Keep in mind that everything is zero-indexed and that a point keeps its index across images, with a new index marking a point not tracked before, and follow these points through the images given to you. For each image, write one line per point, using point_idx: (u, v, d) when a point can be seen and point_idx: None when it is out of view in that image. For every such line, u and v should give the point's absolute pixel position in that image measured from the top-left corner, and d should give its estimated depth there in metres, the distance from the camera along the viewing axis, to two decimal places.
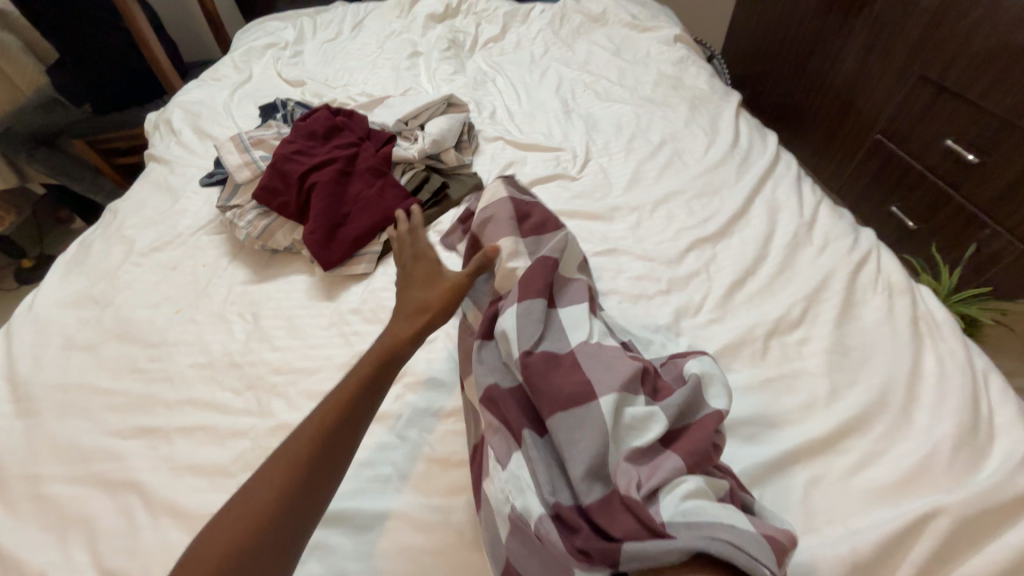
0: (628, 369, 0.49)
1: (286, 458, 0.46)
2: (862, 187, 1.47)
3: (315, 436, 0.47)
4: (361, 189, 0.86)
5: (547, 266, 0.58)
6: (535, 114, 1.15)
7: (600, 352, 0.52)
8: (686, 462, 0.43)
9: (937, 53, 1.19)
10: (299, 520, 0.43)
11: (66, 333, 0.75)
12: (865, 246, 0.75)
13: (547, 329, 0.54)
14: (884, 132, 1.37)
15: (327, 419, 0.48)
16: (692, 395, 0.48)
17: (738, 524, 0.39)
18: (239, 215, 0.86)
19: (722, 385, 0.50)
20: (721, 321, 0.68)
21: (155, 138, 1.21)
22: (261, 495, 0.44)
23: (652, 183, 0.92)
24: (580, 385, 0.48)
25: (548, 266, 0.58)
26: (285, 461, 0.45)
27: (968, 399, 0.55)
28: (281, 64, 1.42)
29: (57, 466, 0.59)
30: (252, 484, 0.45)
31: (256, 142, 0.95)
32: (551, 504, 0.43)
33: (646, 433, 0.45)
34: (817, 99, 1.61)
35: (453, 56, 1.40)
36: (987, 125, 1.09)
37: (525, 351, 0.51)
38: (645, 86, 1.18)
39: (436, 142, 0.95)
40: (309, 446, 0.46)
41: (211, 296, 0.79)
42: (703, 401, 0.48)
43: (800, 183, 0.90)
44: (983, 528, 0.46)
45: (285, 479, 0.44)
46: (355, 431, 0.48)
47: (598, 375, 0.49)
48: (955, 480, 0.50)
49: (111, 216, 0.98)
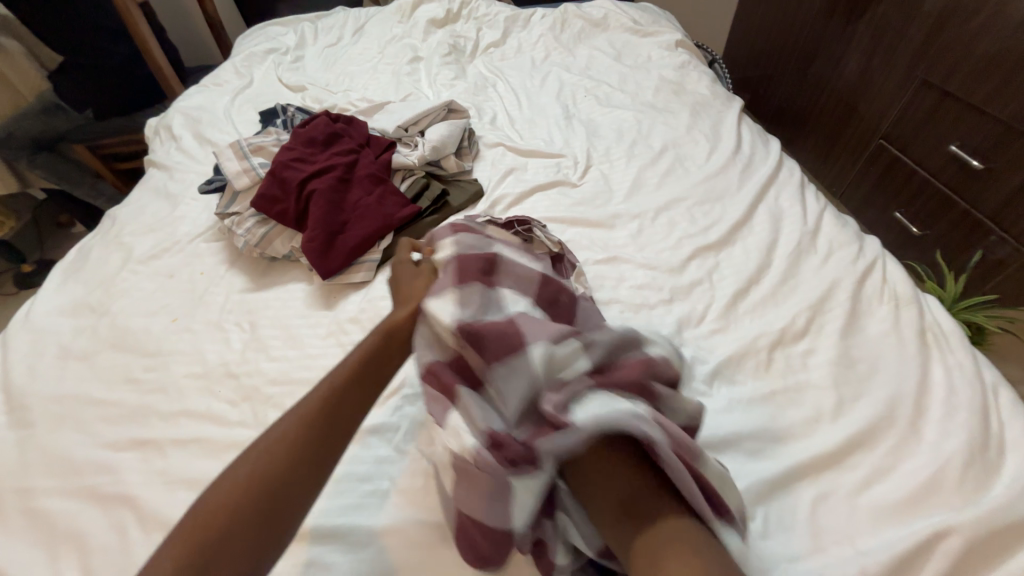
0: (559, 326, 0.50)
1: (277, 442, 0.44)
2: (865, 192, 1.46)
3: (308, 421, 0.45)
4: (360, 196, 0.86)
5: (484, 257, 0.58)
6: (536, 120, 1.14)
7: (540, 324, 0.51)
8: (597, 381, 0.46)
9: (942, 58, 1.17)
10: (292, 509, 0.41)
11: (61, 343, 0.74)
12: (870, 255, 0.74)
13: (489, 307, 0.53)
14: (888, 137, 1.36)
15: (321, 403, 0.47)
16: (619, 339, 0.50)
17: (640, 417, 0.42)
18: (238, 222, 0.86)
19: (656, 344, 0.52)
20: (724, 331, 0.67)
21: (154, 144, 1.21)
22: (253, 480, 0.41)
23: (653, 190, 0.91)
24: (512, 340, 0.48)
25: (484, 258, 0.58)
26: (277, 446, 0.43)
27: (977, 414, 0.54)
28: (282, 70, 1.42)
29: (50, 480, 0.58)
30: (239, 470, 0.42)
31: (255, 148, 0.94)
32: (484, 430, 0.43)
33: (571, 365, 0.46)
34: (820, 104, 1.60)
35: (453, 61, 1.40)
36: (992, 130, 1.08)
37: (460, 324, 0.49)
38: (647, 92, 1.17)
39: (436, 148, 0.94)
40: (304, 430, 0.45)
41: (209, 304, 0.79)
42: (631, 350, 0.50)
43: (804, 189, 0.89)
44: (995, 549, 0.44)
45: (277, 465, 0.42)
46: (352, 418, 0.47)
47: (531, 331, 0.49)
48: (964, 499, 0.48)
49: (109, 222, 0.97)
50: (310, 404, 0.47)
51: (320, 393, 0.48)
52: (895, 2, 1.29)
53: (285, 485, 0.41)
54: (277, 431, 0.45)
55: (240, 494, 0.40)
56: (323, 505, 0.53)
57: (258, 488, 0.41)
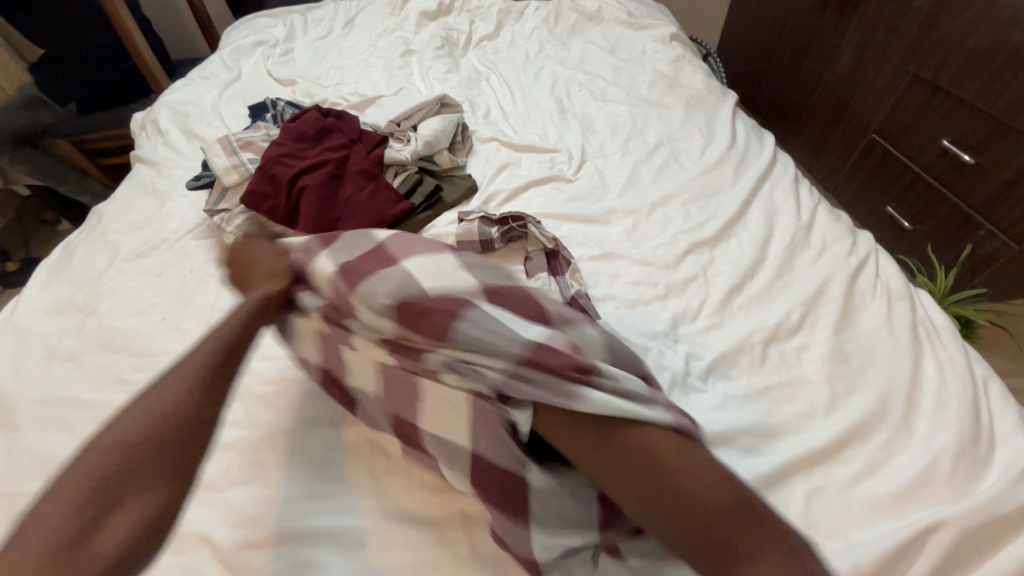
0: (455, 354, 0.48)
1: (162, 404, 0.35)
2: (857, 187, 1.47)
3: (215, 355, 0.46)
4: (352, 192, 0.84)
5: None
6: (530, 115, 1.13)
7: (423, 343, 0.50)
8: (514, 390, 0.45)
9: (933, 52, 1.18)
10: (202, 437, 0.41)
11: (47, 344, 0.73)
12: (863, 250, 0.75)
13: None
14: (880, 132, 1.36)
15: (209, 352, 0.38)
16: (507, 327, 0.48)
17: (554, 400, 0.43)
18: (227, 219, 0.84)
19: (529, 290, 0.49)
20: (719, 327, 0.67)
21: (141, 139, 1.18)
22: (122, 445, 0.33)
23: (648, 185, 0.90)
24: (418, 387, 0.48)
25: None
26: (156, 406, 0.35)
27: (968, 408, 0.55)
28: (271, 63, 1.39)
29: (37, 483, 0.57)
30: (102, 437, 0.34)
31: (244, 144, 0.92)
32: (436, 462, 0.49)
33: None
34: (813, 98, 1.60)
35: (446, 55, 1.38)
36: (982, 125, 1.09)
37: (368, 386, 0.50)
38: (641, 86, 1.16)
39: (429, 143, 0.93)
40: (186, 379, 0.37)
41: (199, 303, 0.77)
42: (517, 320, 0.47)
43: (797, 185, 0.89)
44: (985, 541, 0.45)
45: (153, 428, 0.34)
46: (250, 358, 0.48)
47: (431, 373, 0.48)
48: (955, 491, 0.49)
49: (94, 220, 0.95)
50: (196, 353, 0.38)
51: (206, 341, 0.39)
52: None
53: (161, 451, 0.34)
54: (153, 389, 0.36)
55: (103, 461, 0.33)
56: (317, 507, 0.53)
57: (135, 446, 0.33)
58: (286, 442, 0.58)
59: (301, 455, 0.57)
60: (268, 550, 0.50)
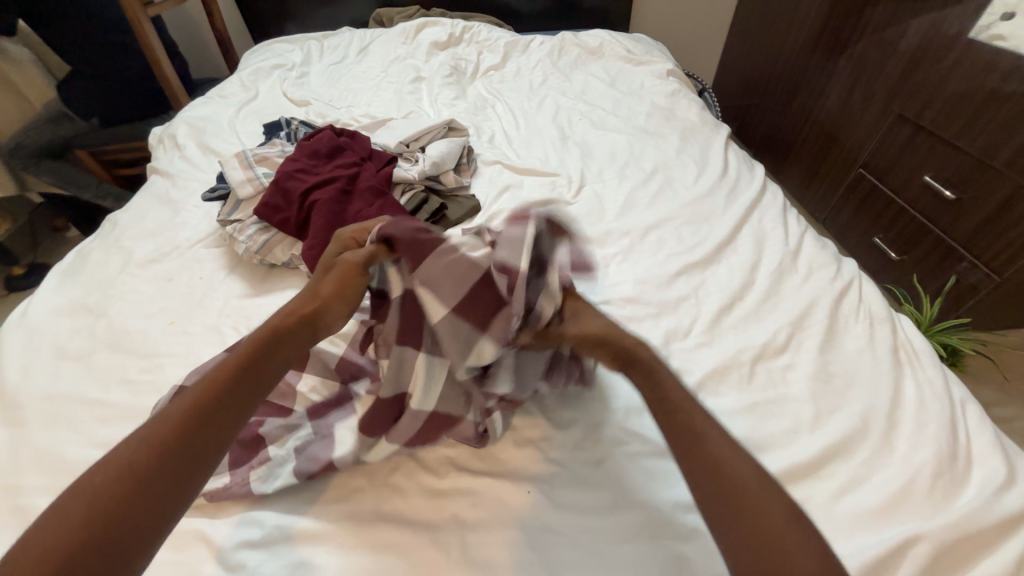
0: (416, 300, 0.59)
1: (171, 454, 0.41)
2: (846, 218, 1.52)
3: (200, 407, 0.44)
4: (361, 208, 0.88)
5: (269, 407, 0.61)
6: (533, 140, 1.18)
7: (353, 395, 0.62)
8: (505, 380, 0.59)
9: (915, 94, 1.25)
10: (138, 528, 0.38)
11: (57, 343, 0.75)
12: (846, 276, 0.78)
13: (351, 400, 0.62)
14: (866, 167, 1.43)
15: (216, 398, 0.46)
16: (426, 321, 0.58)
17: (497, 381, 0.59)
18: (240, 229, 0.88)
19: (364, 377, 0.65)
20: (710, 345, 0.70)
21: (158, 151, 1.23)
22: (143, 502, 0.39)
23: (644, 209, 0.95)
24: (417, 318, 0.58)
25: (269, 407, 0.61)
26: (114, 464, 0.39)
27: (944, 427, 0.57)
28: (288, 85, 1.46)
29: (39, 477, 0.59)
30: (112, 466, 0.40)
31: (260, 159, 0.97)
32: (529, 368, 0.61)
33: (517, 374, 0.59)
34: (803, 133, 1.67)
35: (454, 82, 1.45)
36: (962, 163, 1.15)
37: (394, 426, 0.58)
38: (639, 117, 1.23)
39: (436, 164, 0.98)
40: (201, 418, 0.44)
41: (207, 308, 0.80)
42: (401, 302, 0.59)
43: (785, 213, 0.94)
44: (960, 557, 0.47)
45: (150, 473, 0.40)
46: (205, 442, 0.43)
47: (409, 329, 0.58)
48: (933, 507, 0.51)
49: (109, 226, 0.99)
50: (185, 406, 0.44)
51: (204, 390, 0.46)
52: (873, 40, 1.37)
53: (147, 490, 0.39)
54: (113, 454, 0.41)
55: (67, 515, 0.37)
56: (316, 507, 0.55)
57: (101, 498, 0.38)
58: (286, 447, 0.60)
59: None
60: (264, 549, 0.51)
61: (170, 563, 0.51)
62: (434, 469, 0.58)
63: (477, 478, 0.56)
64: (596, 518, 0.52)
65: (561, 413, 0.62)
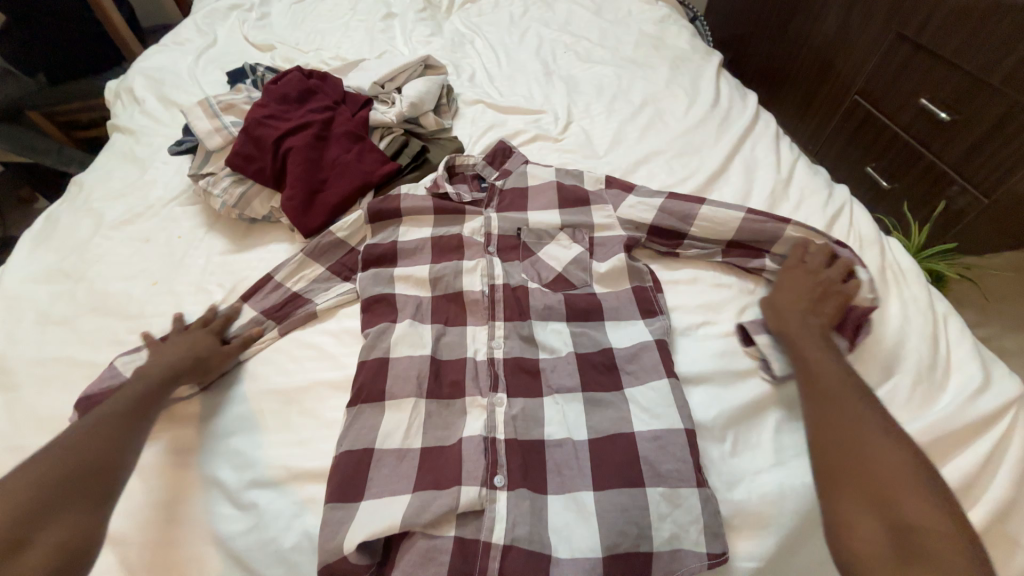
0: None
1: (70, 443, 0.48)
2: (839, 148, 1.49)
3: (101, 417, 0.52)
4: (338, 153, 0.84)
5: None
6: (516, 77, 1.12)
7: None
8: None
9: (915, 10, 1.18)
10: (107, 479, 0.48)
11: (38, 309, 0.73)
12: (838, 201, 0.78)
13: None
14: (862, 92, 1.37)
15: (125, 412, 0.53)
16: None
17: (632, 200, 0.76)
18: (213, 182, 0.84)
19: None
20: (690, 281, 0.71)
21: (116, 108, 1.15)
22: (36, 540, 0.41)
23: (633, 142, 0.92)
24: None
25: None
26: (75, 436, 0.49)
27: (926, 338, 0.59)
28: (247, 27, 1.35)
29: (39, 437, 0.60)
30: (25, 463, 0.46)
31: (225, 107, 0.91)
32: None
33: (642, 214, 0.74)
34: (797, 61, 1.60)
35: (428, 18, 1.35)
36: (959, 83, 1.11)
37: None
38: (626, 47, 1.16)
39: (414, 105, 0.93)
40: (73, 459, 0.47)
41: (188, 267, 0.78)
42: None
43: (778, 141, 0.91)
44: (936, 455, 0.51)
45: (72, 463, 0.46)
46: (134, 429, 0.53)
47: None
48: (912, 412, 0.54)
49: (75, 189, 0.93)
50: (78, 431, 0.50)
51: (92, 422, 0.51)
52: None
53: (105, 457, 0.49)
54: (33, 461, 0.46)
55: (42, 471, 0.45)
56: (320, 447, 0.58)
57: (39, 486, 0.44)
58: (285, 392, 0.63)
59: (300, 404, 0.62)
60: (272, 487, 0.55)
61: (392, 425, 0.59)
62: (571, 407, 0.60)
63: (578, 365, 0.63)
64: (790, 516, 0.51)
65: (688, 394, 0.60)
